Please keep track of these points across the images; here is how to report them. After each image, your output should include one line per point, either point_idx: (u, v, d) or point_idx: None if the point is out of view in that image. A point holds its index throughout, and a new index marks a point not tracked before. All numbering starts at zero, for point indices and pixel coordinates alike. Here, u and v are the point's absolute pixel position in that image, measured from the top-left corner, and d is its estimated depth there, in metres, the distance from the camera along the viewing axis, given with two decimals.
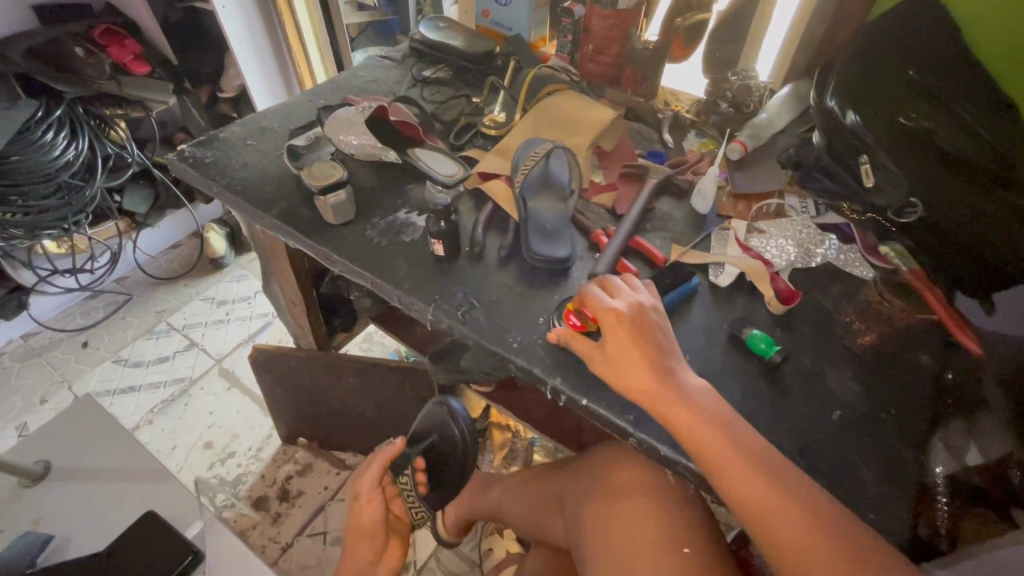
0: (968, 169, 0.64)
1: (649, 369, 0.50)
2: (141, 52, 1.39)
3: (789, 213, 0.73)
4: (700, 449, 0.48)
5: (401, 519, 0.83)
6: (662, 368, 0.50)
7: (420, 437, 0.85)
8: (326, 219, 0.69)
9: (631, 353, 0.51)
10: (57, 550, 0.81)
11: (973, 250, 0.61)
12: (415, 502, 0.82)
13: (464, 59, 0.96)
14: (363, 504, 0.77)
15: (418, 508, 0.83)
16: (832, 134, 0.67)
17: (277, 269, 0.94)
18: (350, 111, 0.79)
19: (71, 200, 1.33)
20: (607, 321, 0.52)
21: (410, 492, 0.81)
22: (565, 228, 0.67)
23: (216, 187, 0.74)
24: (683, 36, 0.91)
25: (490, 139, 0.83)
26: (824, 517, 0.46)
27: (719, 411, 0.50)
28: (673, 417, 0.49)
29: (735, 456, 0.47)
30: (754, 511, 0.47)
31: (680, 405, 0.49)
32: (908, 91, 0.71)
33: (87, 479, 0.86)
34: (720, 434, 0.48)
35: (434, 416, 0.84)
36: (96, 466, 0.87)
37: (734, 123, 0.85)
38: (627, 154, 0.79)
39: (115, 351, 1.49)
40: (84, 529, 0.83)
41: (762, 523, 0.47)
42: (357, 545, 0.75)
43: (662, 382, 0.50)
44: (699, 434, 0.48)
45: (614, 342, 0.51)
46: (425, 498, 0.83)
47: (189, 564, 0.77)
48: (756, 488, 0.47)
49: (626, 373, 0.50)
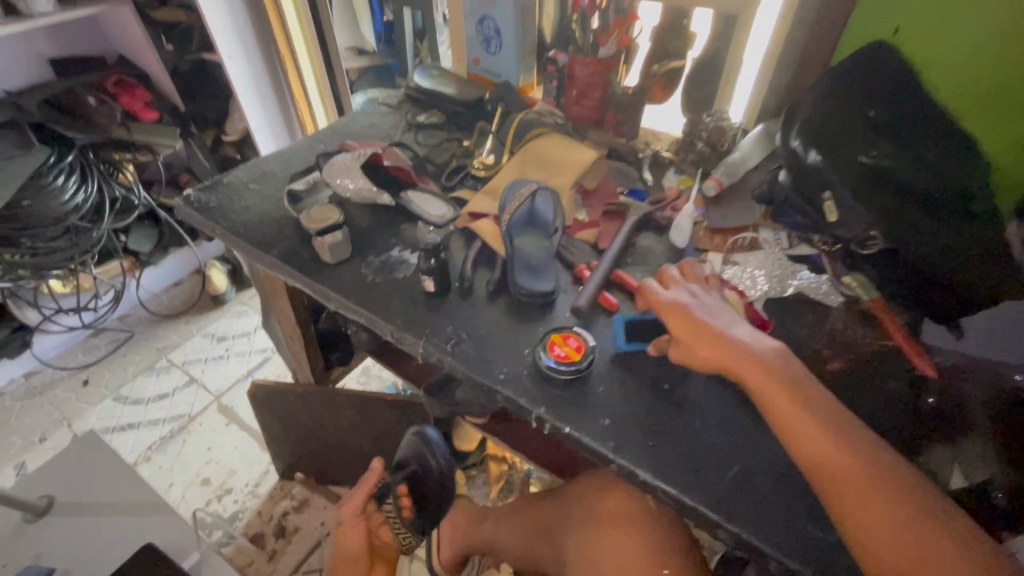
0: (937, 203, 0.68)
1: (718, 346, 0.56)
2: (150, 100, 1.47)
3: (762, 246, 0.76)
4: (794, 429, 0.51)
5: (389, 545, 0.87)
6: (739, 348, 0.55)
7: (402, 467, 0.83)
8: (323, 258, 0.73)
9: (706, 340, 0.56)
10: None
11: (940, 282, 0.66)
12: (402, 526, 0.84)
13: (456, 105, 1.02)
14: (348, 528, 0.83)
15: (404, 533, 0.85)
16: (797, 174, 0.73)
17: (276, 305, 0.97)
18: (348, 156, 0.82)
19: (78, 242, 1.38)
20: (669, 311, 0.59)
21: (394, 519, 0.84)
22: (550, 264, 0.71)
23: (219, 229, 0.79)
24: (663, 81, 0.99)
25: (479, 179, 0.88)
26: (895, 493, 0.47)
27: (804, 390, 0.53)
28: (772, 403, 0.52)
29: (828, 437, 0.50)
30: (852, 497, 0.47)
31: (772, 386, 0.53)
32: (869, 131, 0.75)
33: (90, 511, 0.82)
34: (813, 419, 0.50)
35: (413, 446, 0.83)
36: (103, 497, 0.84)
37: (710, 161, 0.89)
38: (609, 193, 0.84)
39: (115, 389, 1.51)
40: (88, 559, 0.79)
41: (841, 502, 0.47)
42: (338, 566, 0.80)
43: (735, 361, 0.55)
44: (794, 421, 0.51)
45: (681, 327, 0.58)
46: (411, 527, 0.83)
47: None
48: (831, 461, 0.49)
49: (702, 353, 0.56)
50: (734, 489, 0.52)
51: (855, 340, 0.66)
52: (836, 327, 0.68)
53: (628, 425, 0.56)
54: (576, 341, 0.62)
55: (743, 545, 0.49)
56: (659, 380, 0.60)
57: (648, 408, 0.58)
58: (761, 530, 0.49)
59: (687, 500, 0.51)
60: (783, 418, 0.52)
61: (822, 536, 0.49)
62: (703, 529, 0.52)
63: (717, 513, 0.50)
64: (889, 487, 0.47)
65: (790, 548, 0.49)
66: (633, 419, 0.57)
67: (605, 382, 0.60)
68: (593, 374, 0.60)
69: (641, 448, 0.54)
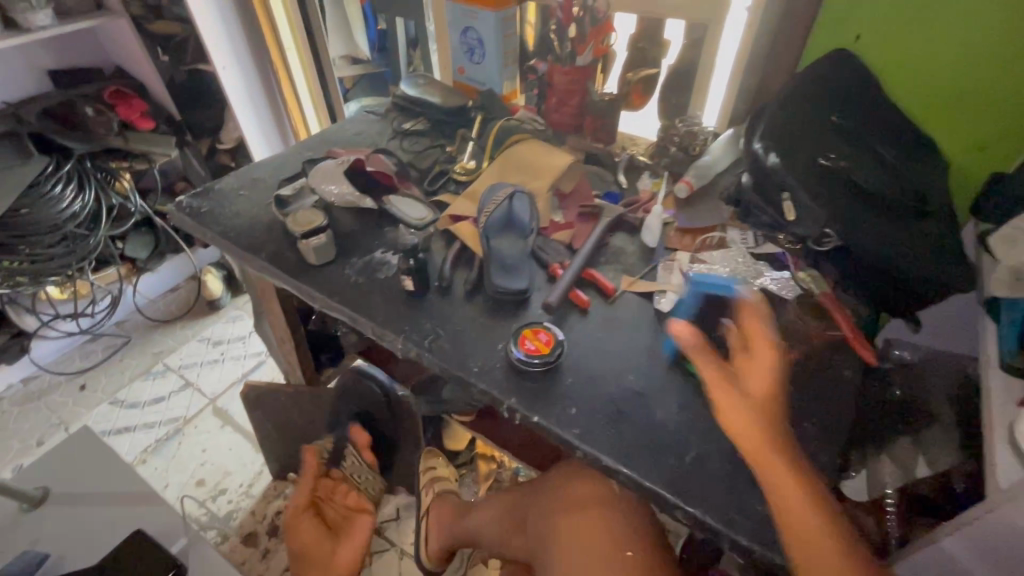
0: (889, 205, 0.73)
1: (761, 407, 0.52)
2: (147, 109, 1.49)
3: (731, 244, 0.78)
4: (756, 455, 0.50)
5: (358, 508, 1.03)
6: (778, 414, 0.52)
7: (339, 426, 1.03)
8: (307, 260, 0.77)
9: (764, 362, 0.54)
10: (52, 569, 0.78)
11: (894, 280, 0.70)
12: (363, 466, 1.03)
13: (441, 113, 1.05)
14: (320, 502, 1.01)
15: (366, 476, 1.04)
16: (758, 174, 0.74)
17: (267, 307, 1.01)
18: (331, 163, 0.87)
19: (75, 248, 1.41)
20: (751, 326, 0.57)
21: (354, 468, 1.02)
22: (524, 264, 0.74)
23: (209, 233, 0.82)
24: (640, 87, 1.02)
25: (461, 184, 0.91)
26: (836, 533, 0.46)
27: (772, 418, 0.52)
28: (738, 428, 0.51)
29: (786, 468, 0.48)
30: (802, 532, 0.46)
31: (744, 410, 0.51)
32: (830, 135, 0.80)
33: (85, 500, 0.84)
34: (774, 447, 0.49)
35: (355, 390, 1.01)
36: (99, 488, 0.86)
37: (683, 165, 0.91)
38: (585, 196, 0.87)
39: (112, 393, 1.54)
40: (83, 546, 0.81)
41: (792, 535, 0.46)
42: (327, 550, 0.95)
43: (770, 424, 0.51)
44: (757, 447, 0.50)
45: (760, 347, 0.55)
46: (370, 467, 1.04)
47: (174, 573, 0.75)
48: (790, 496, 0.47)
49: (758, 374, 0.54)
50: (691, 472, 0.55)
51: (810, 333, 0.68)
52: (792, 321, 0.69)
53: (594, 414, 0.59)
54: (546, 335, 0.65)
55: (700, 525, 0.52)
56: (623, 372, 0.63)
57: (613, 399, 0.61)
58: (717, 511, 0.52)
59: (645, 482, 0.54)
60: (749, 444, 0.50)
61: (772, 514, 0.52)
62: (663, 511, 0.55)
63: (674, 494, 0.53)
64: (836, 525, 0.46)
65: (742, 525, 0.51)
66: (599, 408, 0.60)
67: (573, 373, 0.63)
68: (562, 366, 0.64)
69: (605, 435, 0.58)
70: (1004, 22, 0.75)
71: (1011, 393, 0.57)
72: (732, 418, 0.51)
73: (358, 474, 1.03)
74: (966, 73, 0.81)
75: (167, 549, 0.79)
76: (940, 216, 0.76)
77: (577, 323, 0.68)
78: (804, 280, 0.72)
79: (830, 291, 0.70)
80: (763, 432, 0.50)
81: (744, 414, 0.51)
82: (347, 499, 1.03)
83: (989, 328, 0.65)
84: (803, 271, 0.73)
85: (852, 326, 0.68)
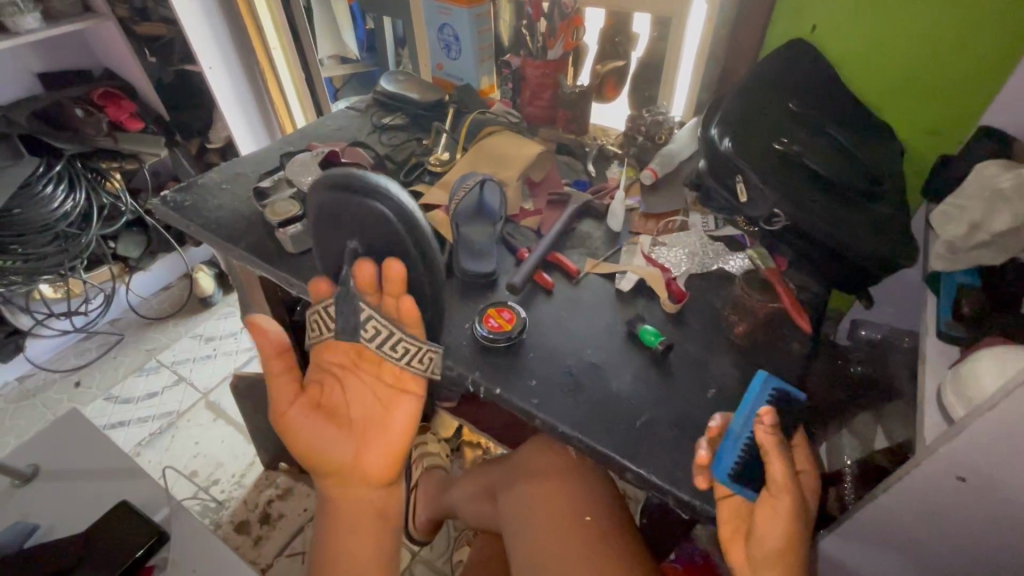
0: (836, 187, 0.77)
1: (803, 542, 0.49)
2: (136, 110, 1.53)
3: (690, 228, 0.83)
4: (777, 558, 0.49)
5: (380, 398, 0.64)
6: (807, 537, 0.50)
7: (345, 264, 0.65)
8: (285, 249, 0.80)
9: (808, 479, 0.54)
10: (39, 540, 0.74)
11: (842, 257, 0.73)
12: (403, 335, 0.61)
13: (418, 108, 1.08)
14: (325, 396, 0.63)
15: (401, 345, 0.62)
16: (712, 158, 0.77)
17: (252, 298, 1.04)
18: (308, 155, 0.91)
19: (68, 247, 1.44)
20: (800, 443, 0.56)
21: (378, 337, 0.61)
22: (492, 248, 0.77)
23: (193, 225, 0.85)
24: (612, 79, 1.05)
25: (435, 175, 0.94)
26: None
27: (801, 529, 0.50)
28: (778, 528, 0.49)
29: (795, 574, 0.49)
30: None
31: (797, 518, 0.49)
32: (785, 122, 0.83)
33: (63, 478, 0.80)
34: (796, 557, 0.49)
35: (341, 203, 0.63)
36: (77, 465, 0.81)
37: (650, 153, 0.95)
38: (554, 183, 0.91)
39: (106, 389, 1.57)
40: (70, 516, 0.77)
41: None
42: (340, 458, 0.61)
43: (802, 534, 0.49)
44: (782, 555, 0.49)
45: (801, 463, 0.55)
46: (415, 334, 0.63)
47: (155, 543, 0.72)
48: None
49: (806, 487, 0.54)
50: (640, 435, 0.59)
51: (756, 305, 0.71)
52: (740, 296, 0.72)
53: (552, 385, 0.63)
54: (510, 314, 0.69)
55: (648, 483, 0.57)
56: (582, 347, 0.67)
57: (571, 371, 0.65)
58: (661, 470, 0.56)
59: (596, 446, 0.58)
60: (777, 551, 0.49)
61: None
62: (615, 472, 0.59)
63: (622, 454, 0.57)
64: None
65: (684, 483, 0.56)
66: (557, 380, 0.64)
67: (535, 348, 0.67)
68: (524, 342, 0.67)
69: (562, 404, 0.61)
70: (948, 9, 0.78)
71: (945, 358, 0.62)
72: (774, 523, 0.49)
73: (387, 348, 0.61)
74: (916, 57, 0.84)
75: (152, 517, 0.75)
76: (889, 197, 0.80)
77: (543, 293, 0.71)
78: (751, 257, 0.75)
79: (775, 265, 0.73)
80: (791, 567, 0.49)
81: (787, 545, 0.49)
82: (369, 381, 0.64)
83: (929, 299, 0.70)
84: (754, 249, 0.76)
85: (792, 298, 0.69)
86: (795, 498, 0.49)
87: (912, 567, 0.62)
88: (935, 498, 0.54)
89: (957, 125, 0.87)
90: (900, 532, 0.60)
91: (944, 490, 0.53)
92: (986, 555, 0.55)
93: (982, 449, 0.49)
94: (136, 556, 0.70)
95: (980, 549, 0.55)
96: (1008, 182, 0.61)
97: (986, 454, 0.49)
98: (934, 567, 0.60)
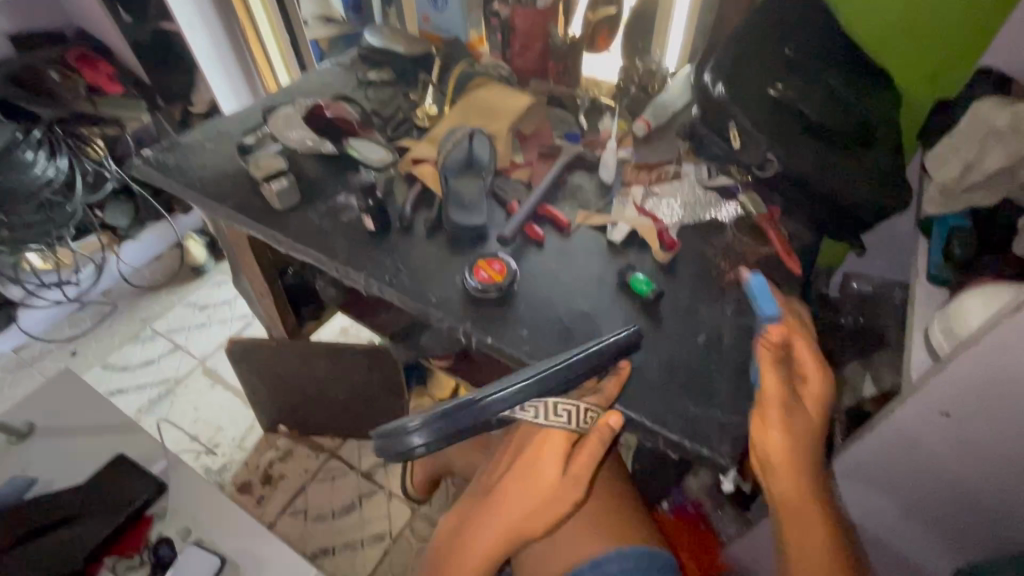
0: (829, 134, 0.76)
1: (801, 439, 0.55)
2: (114, 73, 1.49)
3: (683, 177, 0.81)
4: (775, 458, 0.55)
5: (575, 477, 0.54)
6: (810, 440, 0.55)
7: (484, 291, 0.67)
8: (273, 206, 0.79)
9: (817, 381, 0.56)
10: (40, 492, 0.76)
11: (833, 202, 0.73)
12: (574, 403, 0.54)
13: (405, 62, 1.04)
14: (526, 463, 0.55)
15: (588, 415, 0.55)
16: (705, 104, 0.76)
17: (242, 260, 1.02)
18: (291, 108, 0.88)
19: (53, 216, 1.42)
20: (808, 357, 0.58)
21: (542, 412, 0.52)
22: (482, 201, 0.76)
23: (177, 184, 0.83)
24: (603, 30, 0.99)
25: (423, 130, 0.93)
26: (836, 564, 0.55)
27: (803, 435, 0.55)
28: (769, 430, 0.55)
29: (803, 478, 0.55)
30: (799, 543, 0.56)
31: (786, 422, 0.54)
32: (781, 67, 0.80)
33: (57, 439, 0.80)
34: (792, 457, 0.54)
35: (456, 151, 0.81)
36: (72, 425, 0.81)
37: (643, 104, 0.92)
38: (545, 137, 0.89)
39: (103, 357, 1.57)
40: (68, 472, 0.78)
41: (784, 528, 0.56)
42: (520, 516, 0.55)
43: (801, 438, 0.55)
44: (779, 458, 0.55)
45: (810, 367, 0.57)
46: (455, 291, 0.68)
47: (154, 494, 0.74)
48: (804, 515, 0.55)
49: (813, 387, 0.57)
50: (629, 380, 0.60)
51: (745, 251, 0.72)
52: (732, 243, 0.73)
53: (544, 334, 0.65)
54: (500, 265, 0.69)
55: (635, 425, 0.58)
56: (573, 296, 0.68)
57: (562, 319, 0.66)
58: (647, 412, 0.58)
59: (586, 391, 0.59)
60: (774, 459, 0.55)
61: (698, 414, 0.58)
62: None
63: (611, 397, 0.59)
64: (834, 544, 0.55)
65: (670, 423, 0.58)
66: (548, 329, 0.65)
67: (526, 299, 0.68)
68: (516, 294, 0.68)
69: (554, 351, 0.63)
70: None
71: (934, 300, 0.63)
72: (768, 430, 0.55)
73: (550, 418, 0.53)
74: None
75: (150, 470, 0.76)
76: (883, 142, 0.78)
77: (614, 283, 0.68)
78: (743, 205, 0.77)
79: (769, 212, 0.75)
80: (791, 468, 0.55)
81: (783, 442, 0.54)
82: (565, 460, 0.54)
83: (921, 244, 0.70)
84: (745, 196, 0.77)
85: (783, 244, 0.72)
86: (779, 398, 0.55)
87: (891, 503, 0.64)
88: (921, 434, 0.55)
89: (953, 69, 0.85)
90: (882, 470, 0.61)
91: (930, 425, 0.54)
92: (964, 486, 0.56)
93: (966, 383, 0.49)
94: (133, 508, 0.72)
95: (958, 480, 0.56)
96: (1003, 121, 0.60)
97: (970, 388, 0.50)
98: (911, 501, 0.62)
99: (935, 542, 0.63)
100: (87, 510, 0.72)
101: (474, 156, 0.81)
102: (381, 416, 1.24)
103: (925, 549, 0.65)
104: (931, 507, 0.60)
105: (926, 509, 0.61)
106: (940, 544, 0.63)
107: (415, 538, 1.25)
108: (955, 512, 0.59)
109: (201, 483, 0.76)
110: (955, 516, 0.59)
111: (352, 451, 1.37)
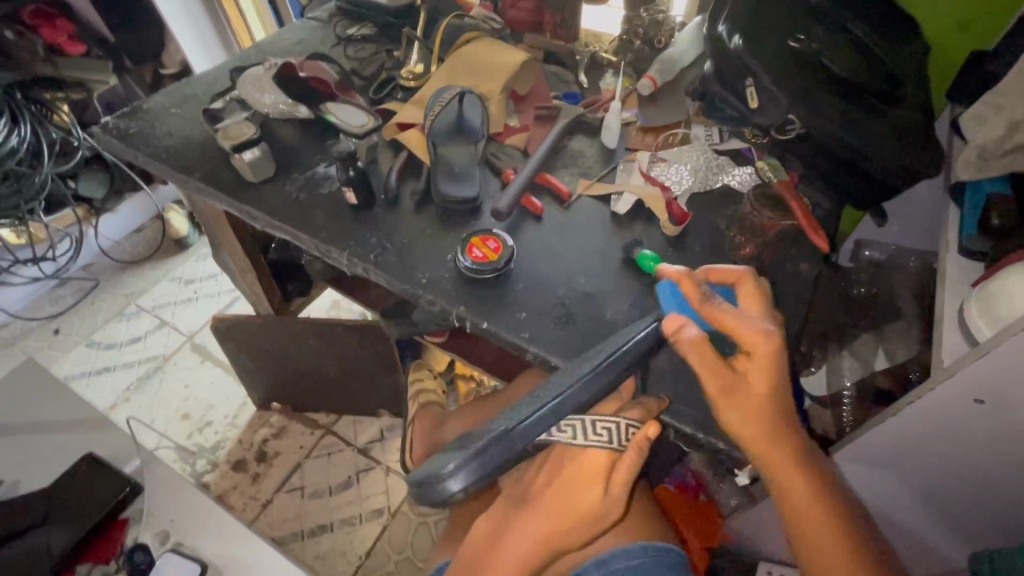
0: (853, 91, 0.69)
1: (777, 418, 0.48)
2: (75, 31, 1.33)
3: (693, 142, 0.75)
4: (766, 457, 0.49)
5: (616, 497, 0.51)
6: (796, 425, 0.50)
7: (477, 271, 0.61)
8: (246, 177, 0.72)
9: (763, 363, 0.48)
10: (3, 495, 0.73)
11: (856, 166, 0.68)
12: (611, 418, 0.51)
13: (387, 14, 0.94)
14: (563, 484, 0.52)
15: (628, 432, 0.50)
16: (719, 59, 0.68)
17: (221, 235, 0.96)
18: (259, 69, 0.80)
19: (21, 188, 1.32)
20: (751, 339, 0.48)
21: (581, 431, 0.50)
22: (472, 170, 0.70)
23: (141, 155, 0.76)
24: None
25: (408, 91, 0.85)
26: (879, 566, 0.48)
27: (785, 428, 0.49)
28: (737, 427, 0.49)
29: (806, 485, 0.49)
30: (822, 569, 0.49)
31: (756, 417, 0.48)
32: (802, 15, 0.73)
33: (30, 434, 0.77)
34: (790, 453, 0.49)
35: (449, 116, 0.74)
36: (49, 419, 0.78)
37: (649, 60, 0.84)
38: (542, 97, 0.81)
39: (87, 335, 1.52)
40: (36, 470, 0.75)
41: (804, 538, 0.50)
42: (556, 533, 0.52)
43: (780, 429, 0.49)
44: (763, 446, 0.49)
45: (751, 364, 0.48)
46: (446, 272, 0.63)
47: (126, 496, 0.72)
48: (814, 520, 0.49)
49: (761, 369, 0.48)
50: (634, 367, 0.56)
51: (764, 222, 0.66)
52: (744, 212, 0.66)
53: (543, 316, 0.60)
54: (495, 243, 0.63)
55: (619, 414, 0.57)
56: (574, 275, 0.63)
57: (562, 301, 0.61)
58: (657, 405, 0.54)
59: None
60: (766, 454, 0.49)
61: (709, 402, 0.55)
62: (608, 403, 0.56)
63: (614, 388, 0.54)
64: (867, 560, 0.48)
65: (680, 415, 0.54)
66: (548, 311, 0.60)
67: (524, 280, 0.63)
68: (512, 273, 0.63)
69: (554, 335, 0.58)
70: None
71: (965, 275, 0.59)
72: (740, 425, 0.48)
73: (589, 437, 0.50)
74: None
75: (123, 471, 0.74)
76: (910, 99, 0.72)
77: (634, 252, 0.63)
78: (760, 170, 0.67)
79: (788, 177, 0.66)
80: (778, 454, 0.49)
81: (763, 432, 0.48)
82: (596, 479, 0.51)
83: (951, 213, 0.65)
84: (764, 160, 0.68)
85: (806, 216, 0.64)
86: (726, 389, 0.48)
87: (907, 487, 0.61)
88: (949, 422, 0.52)
89: (988, 14, 0.77)
90: (904, 455, 0.58)
91: (965, 415, 0.51)
92: (992, 473, 0.54)
93: (1011, 372, 0.45)
94: (105, 512, 0.70)
95: (984, 466, 0.54)
96: None
97: (1011, 376, 0.46)
98: (933, 485, 0.59)
99: (951, 523, 0.61)
100: (55, 515, 0.70)
101: (466, 120, 0.74)
102: (374, 391, 1.22)
103: (940, 531, 0.63)
104: (952, 492, 0.58)
105: (947, 495, 0.59)
106: (957, 529, 0.61)
107: (413, 514, 1.23)
108: (976, 496, 0.57)
109: (176, 478, 0.73)
110: (978, 503, 0.57)
111: (347, 427, 1.35)
